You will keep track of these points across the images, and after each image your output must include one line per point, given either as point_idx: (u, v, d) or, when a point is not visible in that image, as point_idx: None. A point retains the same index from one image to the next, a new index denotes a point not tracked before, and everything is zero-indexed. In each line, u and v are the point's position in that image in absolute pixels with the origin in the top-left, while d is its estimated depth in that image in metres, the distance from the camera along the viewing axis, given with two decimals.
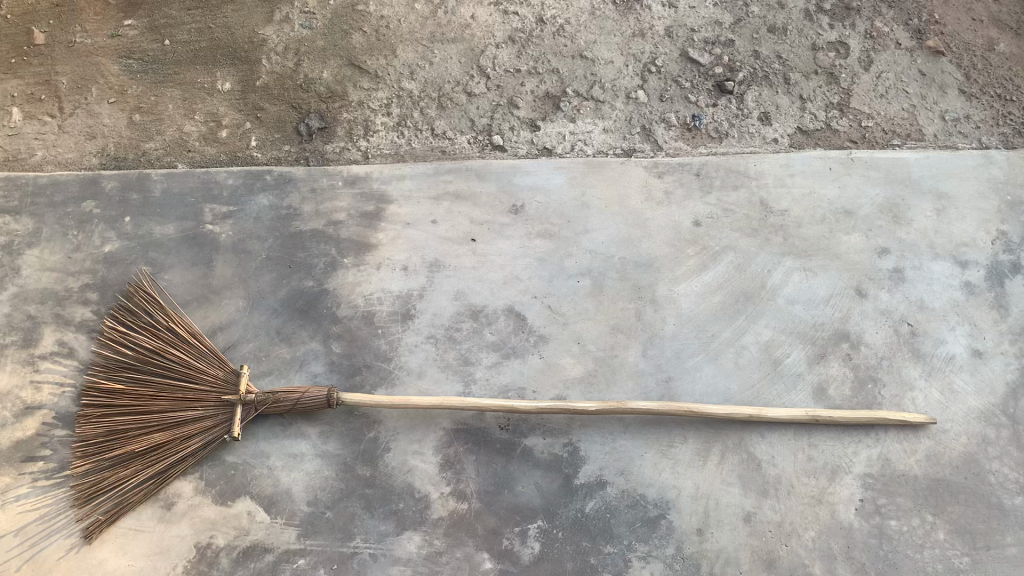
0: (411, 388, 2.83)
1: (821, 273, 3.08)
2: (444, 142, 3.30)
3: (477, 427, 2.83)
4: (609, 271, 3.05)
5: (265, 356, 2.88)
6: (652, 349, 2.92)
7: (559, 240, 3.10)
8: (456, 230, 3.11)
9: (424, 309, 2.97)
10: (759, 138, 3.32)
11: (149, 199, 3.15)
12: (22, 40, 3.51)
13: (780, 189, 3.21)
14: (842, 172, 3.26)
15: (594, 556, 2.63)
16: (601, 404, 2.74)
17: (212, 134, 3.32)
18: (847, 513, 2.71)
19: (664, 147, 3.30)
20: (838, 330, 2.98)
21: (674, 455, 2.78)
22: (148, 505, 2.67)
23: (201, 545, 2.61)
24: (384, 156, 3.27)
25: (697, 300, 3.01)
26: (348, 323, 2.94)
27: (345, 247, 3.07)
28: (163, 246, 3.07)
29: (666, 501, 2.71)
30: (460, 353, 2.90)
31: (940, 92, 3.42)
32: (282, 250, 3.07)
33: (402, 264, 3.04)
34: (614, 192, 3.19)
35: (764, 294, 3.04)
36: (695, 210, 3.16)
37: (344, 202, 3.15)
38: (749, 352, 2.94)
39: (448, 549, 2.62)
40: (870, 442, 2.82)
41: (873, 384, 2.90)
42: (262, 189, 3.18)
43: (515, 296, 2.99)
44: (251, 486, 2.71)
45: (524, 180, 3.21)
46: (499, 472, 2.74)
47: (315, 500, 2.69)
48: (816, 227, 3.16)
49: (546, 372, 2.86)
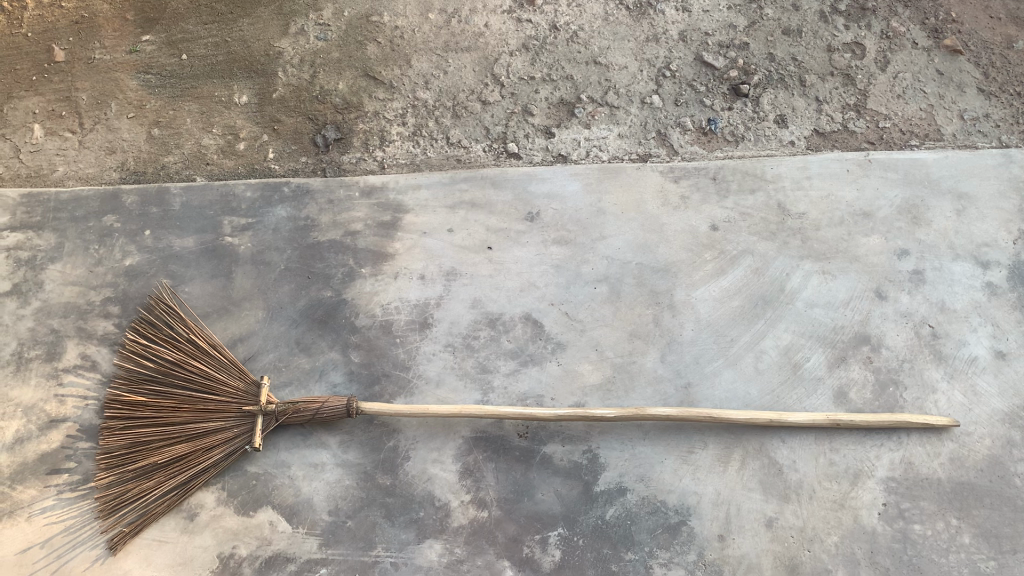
0: (429, 396, 2.84)
1: (840, 275, 3.06)
2: (459, 151, 3.32)
3: (496, 435, 2.83)
4: (626, 277, 3.04)
5: (284, 367, 2.90)
6: (671, 354, 2.91)
7: (575, 247, 3.10)
8: (472, 238, 3.12)
9: (442, 318, 2.98)
10: (775, 141, 3.31)
11: (168, 212, 3.18)
12: (42, 57, 3.55)
13: (798, 192, 3.20)
14: (859, 173, 3.24)
15: (615, 562, 2.63)
16: (620, 411, 2.73)
17: (230, 147, 3.35)
18: (870, 518, 2.69)
19: (680, 151, 3.29)
20: (858, 333, 2.96)
21: (695, 461, 2.77)
22: (172, 516, 2.69)
23: (223, 555, 2.63)
24: (399, 166, 3.28)
25: (716, 305, 3.00)
26: (366, 333, 2.95)
27: (363, 257, 3.09)
28: (184, 259, 3.09)
29: (687, 507, 2.70)
30: (478, 361, 2.90)
31: (958, 91, 3.40)
32: (301, 261, 3.09)
33: (419, 273, 3.05)
34: (630, 197, 3.19)
35: (783, 297, 3.02)
36: (712, 214, 3.16)
37: (361, 212, 3.17)
38: (768, 357, 2.92)
39: (469, 558, 2.62)
40: (892, 445, 2.79)
41: (894, 387, 2.87)
42: (281, 201, 3.20)
43: (533, 304, 2.99)
44: (273, 496, 2.72)
45: (540, 187, 3.21)
46: (519, 479, 2.75)
47: (336, 509, 2.71)
48: (835, 229, 3.14)
49: (564, 379, 2.86)
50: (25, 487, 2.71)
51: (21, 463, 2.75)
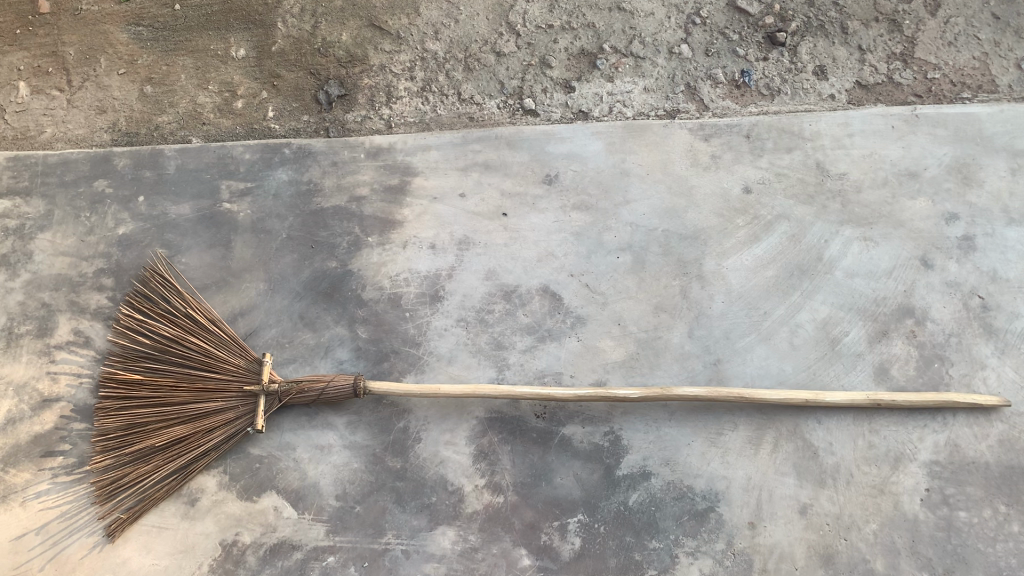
0: (442, 374, 2.66)
1: (883, 242, 2.84)
2: (472, 108, 3.08)
3: (513, 416, 2.67)
4: (652, 245, 2.83)
5: (288, 343, 2.70)
6: (700, 329, 2.72)
7: (597, 212, 2.88)
8: (486, 204, 2.90)
9: (454, 290, 2.77)
10: (813, 95, 3.06)
11: (162, 176, 2.97)
12: (26, 9, 3.33)
13: (838, 151, 2.96)
14: (905, 130, 2.98)
15: (638, 551, 2.49)
16: (645, 391, 2.56)
17: (227, 105, 3.13)
18: (911, 505, 2.54)
19: (711, 106, 3.05)
20: (901, 305, 2.76)
21: (724, 444, 2.62)
22: (173, 501, 2.56)
23: (226, 543, 2.51)
24: (408, 125, 3.06)
25: (749, 275, 2.79)
26: (374, 307, 2.75)
27: (369, 225, 2.86)
28: (180, 227, 2.89)
29: (715, 493, 2.56)
30: (493, 336, 2.71)
31: (1015, 37, 3.11)
32: (304, 229, 2.86)
33: (429, 242, 2.84)
34: (656, 157, 2.95)
35: (821, 267, 2.81)
36: (745, 174, 2.93)
37: (366, 175, 2.94)
38: (804, 332, 2.73)
39: (484, 545, 2.49)
40: (937, 426, 2.63)
41: (939, 363, 2.68)
42: (281, 163, 2.97)
43: (551, 274, 2.79)
44: (277, 480, 2.58)
45: (558, 147, 2.98)
46: (537, 463, 2.59)
47: (344, 494, 2.56)
48: (878, 191, 2.91)
49: (584, 355, 2.68)
50: (18, 471, 2.58)
51: (14, 445, 2.62)
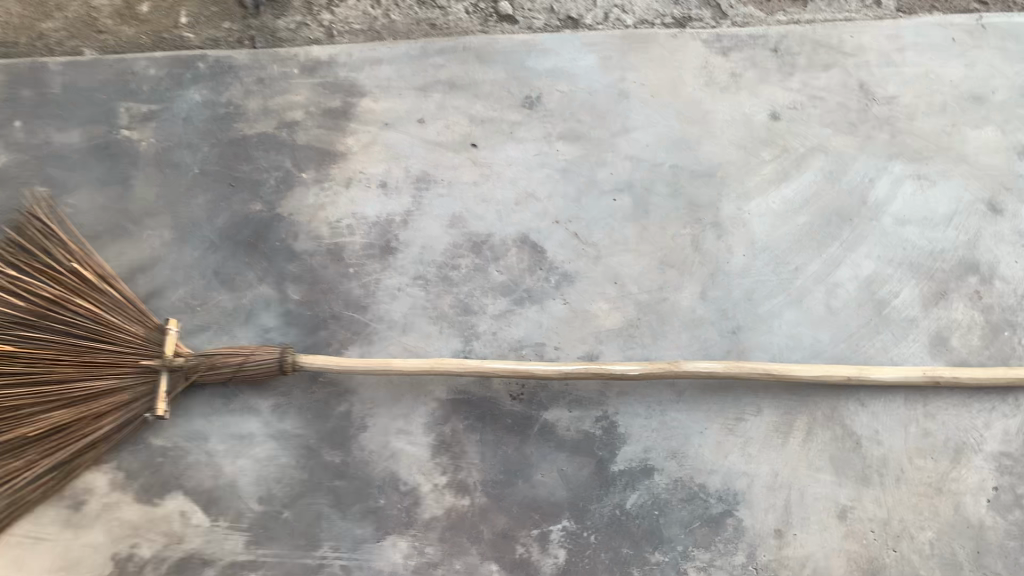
0: (394, 347, 2.12)
1: (941, 182, 2.30)
2: (435, 13, 2.50)
3: (482, 398, 2.14)
4: (657, 184, 2.28)
5: (199, 306, 2.13)
6: (715, 289, 2.19)
7: (588, 143, 2.32)
8: (451, 133, 2.32)
9: (409, 240, 2.20)
10: (855, 1, 2.50)
11: (46, 95, 2.32)
12: None
13: (886, 70, 2.40)
14: (968, 44, 2.44)
15: (638, 567, 2.00)
16: (649, 366, 2.05)
17: (129, 11, 2.49)
18: (975, 507, 2.07)
19: (729, 12, 2.48)
20: (963, 260, 2.23)
21: (745, 433, 2.11)
22: (49, 506, 2.00)
23: (119, 557, 1.97)
24: (355, 33, 2.46)
25: (776, 222, 2.25)
26: (308, 260, 2.18)
27: (303, 158, 2.27)
28: (66, 159, 2.25)
29: (734, 494, 2.07)
30: (459, 299, 2.16)
31: None
32: (221, 162, 2.27)
33: (380, 179, 2.26)
34: (667, 75, 2.39)
35: (866, 212, 2.27)
36: (773, 98, 2.37)
37: (300, 95, 2.34)
38: (844, 293, 2.20)
39: (446, 560, 1.99)
40: (1006, 410, 2.14)
41: (1010, 331, 2.17)
42: (194, 80, 2.36)
43: (529, 221, 2.24)
44: (184, 479, 2.04)
45: (541, 62, 2.41)
46: (511, 456, 2.08)
47: (268, 496, 2.04)
48: (935, 118, 2.35)
49: (573, 322, 2.15)
50: None
51: None
